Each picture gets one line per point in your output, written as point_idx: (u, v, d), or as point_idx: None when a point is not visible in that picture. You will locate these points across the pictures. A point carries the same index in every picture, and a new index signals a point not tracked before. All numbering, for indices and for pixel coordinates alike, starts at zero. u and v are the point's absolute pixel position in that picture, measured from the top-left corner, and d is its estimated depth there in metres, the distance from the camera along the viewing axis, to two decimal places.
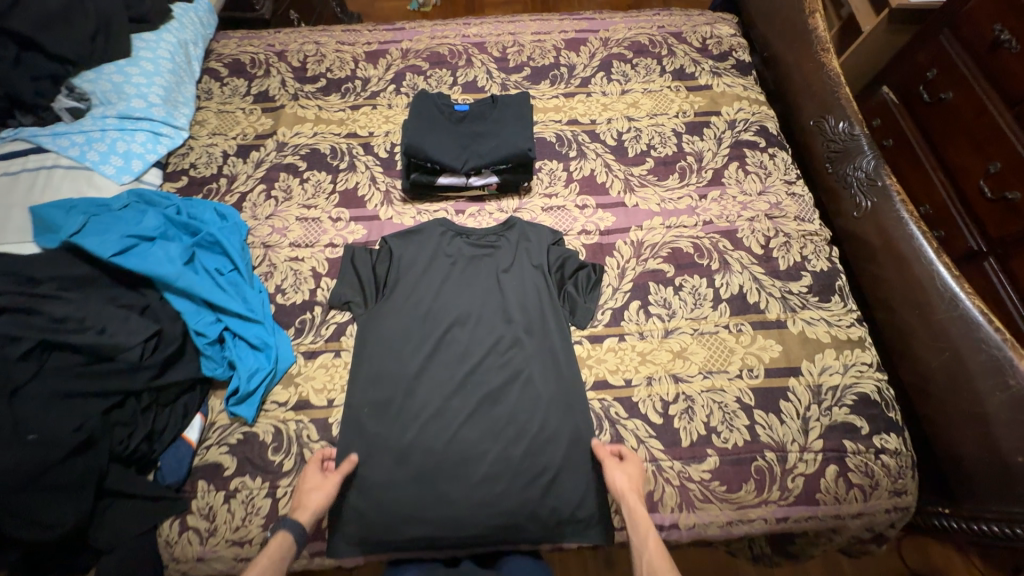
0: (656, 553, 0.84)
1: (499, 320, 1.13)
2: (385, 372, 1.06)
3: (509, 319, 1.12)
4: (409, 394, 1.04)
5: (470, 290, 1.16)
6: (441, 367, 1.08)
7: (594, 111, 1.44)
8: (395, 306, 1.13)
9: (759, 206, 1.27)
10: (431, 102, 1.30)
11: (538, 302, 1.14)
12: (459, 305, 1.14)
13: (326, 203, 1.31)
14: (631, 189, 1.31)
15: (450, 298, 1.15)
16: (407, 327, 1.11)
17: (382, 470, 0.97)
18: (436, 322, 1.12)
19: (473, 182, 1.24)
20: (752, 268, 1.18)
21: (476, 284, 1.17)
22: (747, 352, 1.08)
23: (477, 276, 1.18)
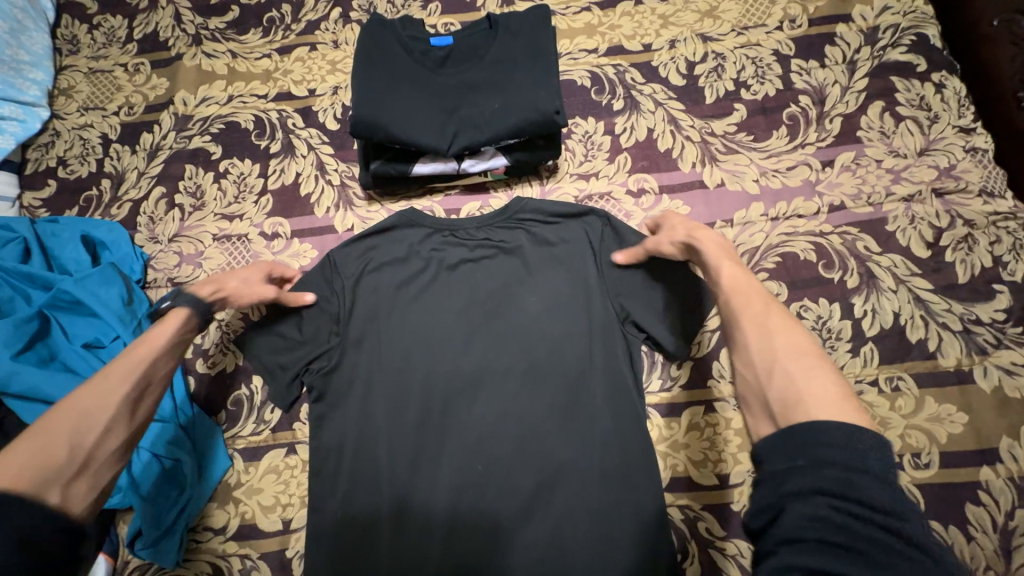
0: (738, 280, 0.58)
1: (524, 388, 0.75)
2: (365, 483, 0.73)
3: (537, 389, 0.75)
4: (403, 514, 0.71)
5: (478, 341, 0.78)
6: (444, 467, 0.73)
7: (649, 30, 0.94)
8: (367, 376, 0.76)
9: (920, 175, 0.81)
10: (390, 33, 0.81)
11: (582, 343, 0.76)
12: (462, 368, 0.77)
13: (256, 209, 0.89)
14: (711, 158, 0.85)
15: (452, 336, 0.78)
16: (391, 389, 0.76)
17: None
18: (430, 395, 0.76)
19: (470, 169, 0.81)
20: (912, 283, 0.75)
21: (483, 332, 0.78)
22: (910, 426, 0.70)
23: (485, 319, 0.79)
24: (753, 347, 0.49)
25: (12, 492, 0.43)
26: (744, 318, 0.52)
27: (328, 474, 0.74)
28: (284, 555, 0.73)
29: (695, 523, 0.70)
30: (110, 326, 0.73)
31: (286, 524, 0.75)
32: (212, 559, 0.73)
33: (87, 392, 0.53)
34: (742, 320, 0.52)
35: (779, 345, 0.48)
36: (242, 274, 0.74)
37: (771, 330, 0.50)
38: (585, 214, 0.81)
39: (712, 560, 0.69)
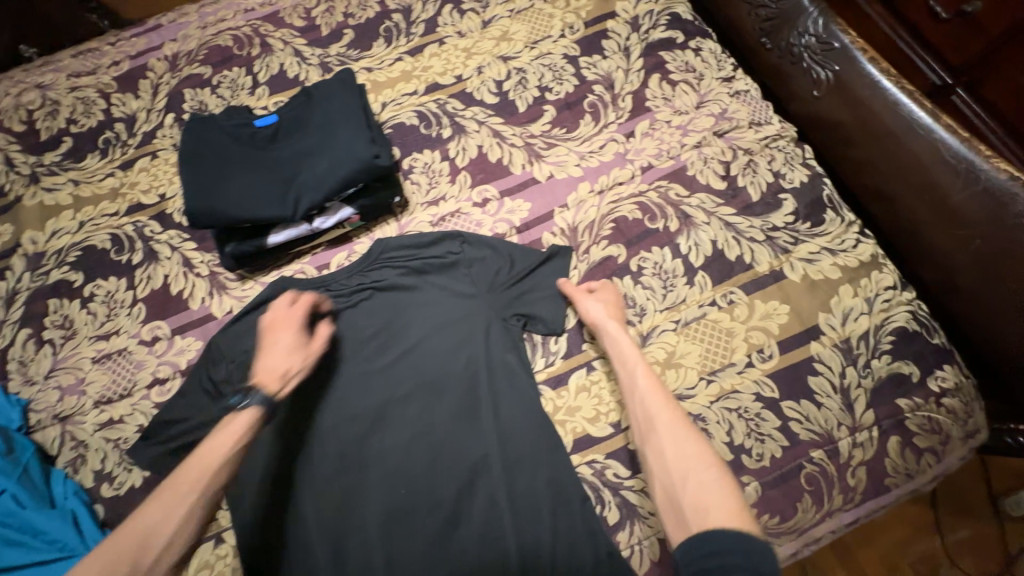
0: (649, 389, 0.71)
1: (427, 406, 0.81)
2: (300, 540, 0.75)
3: (440, 402, 0.81)
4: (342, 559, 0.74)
5: (374, 379, 0.83)
6: (372, 503, 0.77)
7: (457, 63, 1.06)
8: (279, 442, 0.80)
9: (701, 124, 0.96)
10: (214, 128, 0.86)
11: (468, 349, 0.83)
12: (366, 406, 0.81)
13: (130, 321, 0.90)
14: (537, 156, 0.97)
15: (350, 380, 0.83)
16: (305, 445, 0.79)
17: None
18: (343, 441, 0.80)
19: (322, 225, 0.87)
20: (720, 212, 0.89)
21: (377, 369, 0.83)
22: (750, 328, 0.81)
23: (376, 356, 0.84)
24: (672, 459, 0.64)
25: None
26: (660, 429, 0.67)
27: (262, 547, 0.75)
28: None
29: (603, 473, 0.76)
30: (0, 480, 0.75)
31: None
32: None
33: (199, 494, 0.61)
34: (661, 433, 0.67)
35: (686, 458, 0.63)
36: (280, 344, 0.76)
37: (677, 439, 0.65)
38: (441, 235, 0.90)
39: (626, 500, 0.75)
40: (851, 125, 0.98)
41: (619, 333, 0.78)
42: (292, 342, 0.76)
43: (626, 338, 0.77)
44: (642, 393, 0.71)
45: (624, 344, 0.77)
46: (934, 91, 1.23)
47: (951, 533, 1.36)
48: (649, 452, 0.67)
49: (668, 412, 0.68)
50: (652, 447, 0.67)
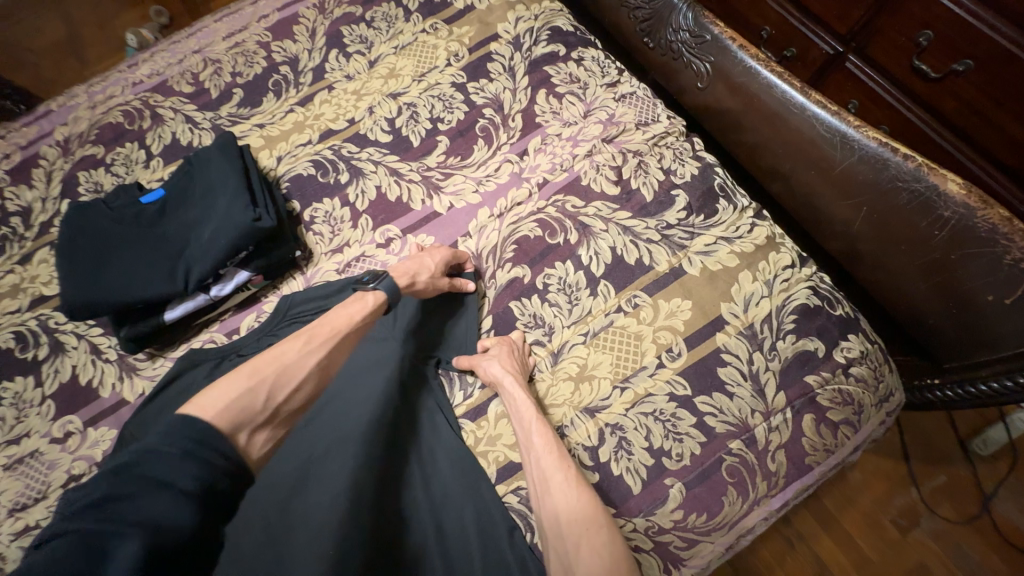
0: (546, 452, 0.71)
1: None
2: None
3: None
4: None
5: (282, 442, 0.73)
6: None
7: (348, 107, 1.06)
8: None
9: (591, 133, 0.97)
10: (94, 212, 0.85)
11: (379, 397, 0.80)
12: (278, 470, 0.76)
13: (41, 420, 0.87)
14: (435, 189, 0.97)
15: None
16: None
17: None
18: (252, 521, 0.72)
19: (221, 292, 0.86)
20: (617, 217, 0.90)
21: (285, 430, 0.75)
22: (657, 329, 0.82)
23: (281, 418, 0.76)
24: (568, 530, 0.65)
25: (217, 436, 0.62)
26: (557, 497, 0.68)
27: None
28: None
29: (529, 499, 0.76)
30: None
31: None
32: None
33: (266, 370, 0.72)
34: (557, 500, 0.67)
35: (580, 524, 0.65)
36: (426, 262, 0.85)
37: (569, 499, 0.67)
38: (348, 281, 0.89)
39: None
40: (738, 110, 1.00)
41: (517, 392, 0.76)
42: (441, 263, 0.86)
43: (525, 397, 0.76)
44: (540, 458, 0.71)
45: (522, 404, 0.76)
46: (828, 61, 1.24)
47: (925, 483, 1.37)
48: (547, 519, 0.68)
49: (563, 477, 0.69)
50: (548, 513, 0.68)
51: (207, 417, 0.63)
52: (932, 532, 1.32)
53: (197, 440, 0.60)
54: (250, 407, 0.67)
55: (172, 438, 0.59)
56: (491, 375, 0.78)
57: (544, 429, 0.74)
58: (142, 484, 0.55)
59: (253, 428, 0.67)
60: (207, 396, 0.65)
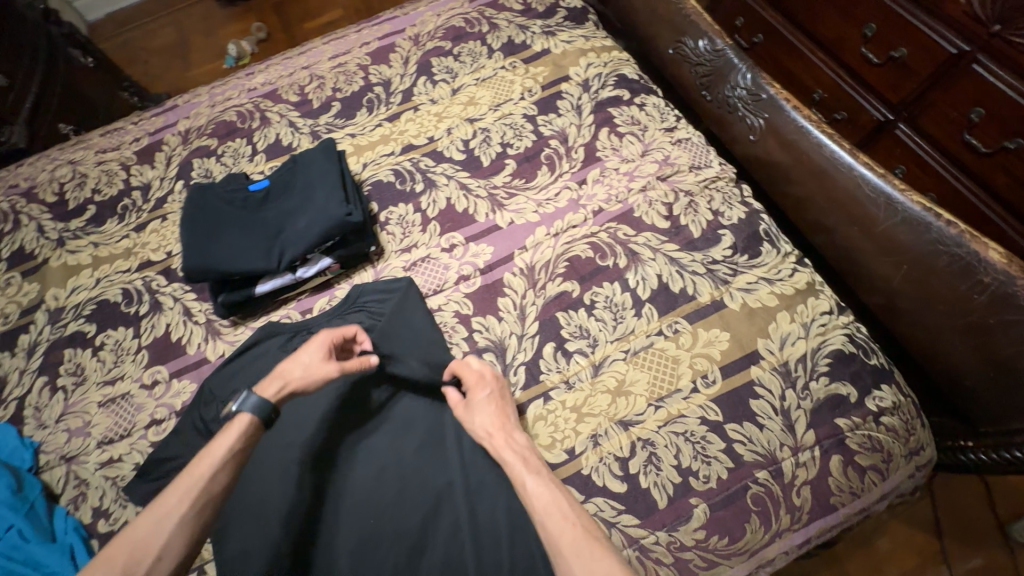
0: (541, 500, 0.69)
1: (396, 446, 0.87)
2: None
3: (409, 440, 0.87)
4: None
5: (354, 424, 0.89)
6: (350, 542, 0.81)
7: (429, 126, 1.19)
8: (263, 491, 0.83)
9: (646, 170, 1.06)
10: (211, 194, 0.99)
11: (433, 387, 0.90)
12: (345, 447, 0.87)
13: (135, 367, 0.99)
14: (498, 205, 1.07)
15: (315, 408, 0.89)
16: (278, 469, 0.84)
17: None
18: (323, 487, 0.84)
19: (304, 275, 0.97)
20: (664, 248, 0.97)
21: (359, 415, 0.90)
22: (694, 355, 0.87)
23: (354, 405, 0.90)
24: None
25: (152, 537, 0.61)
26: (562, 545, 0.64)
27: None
28: None
29: None
30: (7, 517, 0.81)
31: None
32: None
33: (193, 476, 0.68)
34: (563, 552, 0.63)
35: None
36: (301, 360, 0.82)
37: (589, 564, 0.61)
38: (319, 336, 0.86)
39: None
40: (787, 164, 1.07)
41: (500, 444, 0.78)
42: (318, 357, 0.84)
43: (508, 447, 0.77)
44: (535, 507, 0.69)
45: (507, 454, 0.76)
46: (878, 126, 1.30)
47: (958, 563, 1.31)
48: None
49: (560, 523, 0.66)
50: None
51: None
52: None
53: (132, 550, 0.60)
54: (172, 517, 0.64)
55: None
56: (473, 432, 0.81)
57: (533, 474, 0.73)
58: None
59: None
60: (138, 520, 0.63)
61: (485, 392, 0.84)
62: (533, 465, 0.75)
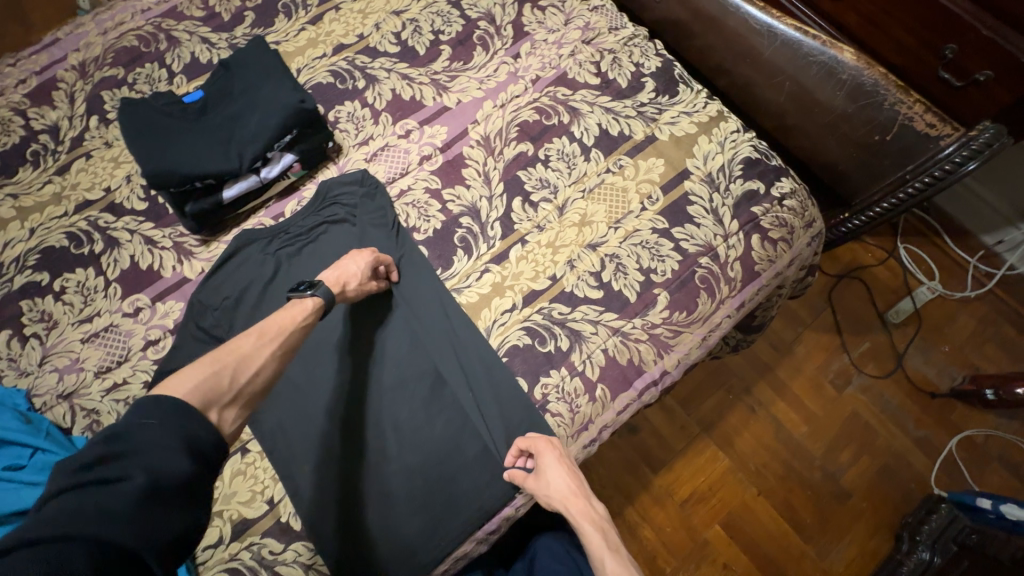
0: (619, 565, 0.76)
1: (388, 343, 0.94)
2: (337, 447, 0.87)
3: (408, 336, 0.94)
4: (363, 486, 0.85)
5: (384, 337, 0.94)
6: (406, 432, 0.88)
7: (356, 24, 1.19)
8: (321, 413, 0.89)
9: (572, 37, 1.16)
10: (145, 107, 0.95)
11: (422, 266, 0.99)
12: (323, 355, 0.93)
13: (109, 301, 0.98)
14: (443, 89, 1.13)
15: None
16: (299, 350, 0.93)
17: (349, 504, 0.84)
18: (322, 397, 0.90)
19: (270, 175, 0.99)
20: (599, 101, 1.10)
21: (390, 322, 0.95)
22: (639, 182, 1.03)
23: (336, 326, 0.95)
24: None
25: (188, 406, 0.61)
26: None
27: (289, 449, 0.88)
28: (282, 522, 0.84)
29: (551, 314, 0.95)
30: (27, 442, 0.83)
31: (271, 501, 0.85)
32: (223, 566, 0.81)
33: (242, 343, 0.71)
34: None
35: None
36: (351, 268, 0.89)
37: None
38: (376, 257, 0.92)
39: (572, 330, 0.94)
40: (688, 20, 1.22)
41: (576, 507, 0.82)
42: (365, 270, 0.90)
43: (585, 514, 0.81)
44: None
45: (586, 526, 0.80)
46: None
47: (854, 348, 1.68)
48: None
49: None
50: None
51: (178, 393, 0.62)
52: (861, 386, 1.63)
53: (174, 413, 0.60)
54: (216, 387, 0.65)
55: (146, 410, 0.59)
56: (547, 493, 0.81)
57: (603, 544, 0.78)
58: (133, 448, 0.56)
59: (223, 406, 0.65)
60: (177, 377, 0.64)
61: (552, 460, 0.83)
62: (610, 537, 0.81)
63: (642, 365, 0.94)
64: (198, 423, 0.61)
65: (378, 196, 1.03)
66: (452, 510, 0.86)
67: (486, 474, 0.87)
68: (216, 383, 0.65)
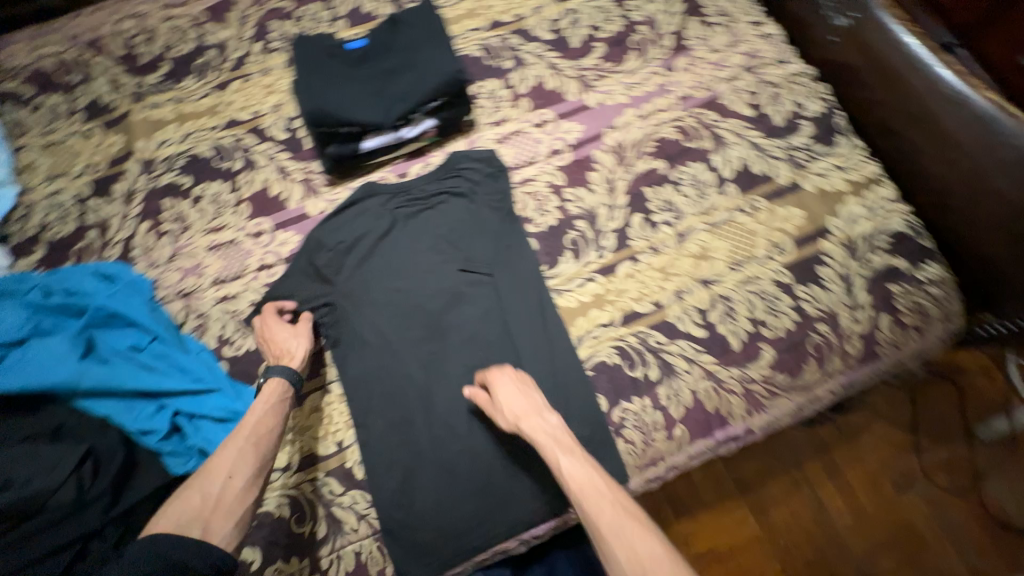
0: (586, 480, 0.72)
1: (477, 325, 0.94)
2: (409, 413, 0.89)
3: (498, 324, 0.94)
4: (425, 456, 0.87)
5: (475, 320, 0.94)
6: (477, 417, 0.89)
7: (516, 4, 1.18)
8: (401, 376, 0.91)
9: (734, 61, 1.10)
10: (314, 48, 1.01)
11: (525, 259, 0.97)
12: (410, 318, 0.94)
13: (237, 218, 1.04)
14: (588, 86, 1.10)
15: (414, 264, 0.98)
16: (392, 310, 0.95)
17: (408, 470, 0.87)
18: (404, 361, 0.92)
19: (409, 135, 1.01)
20: (748, 134, 1.04)
21: (483, 305, 0.95)
22: (771, 229, 0.97)
23: (432, 296, 0.96)
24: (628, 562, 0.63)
25: (167, 530, 0.66)
26: (609, 539, 0.66)
27: (365, 401, 0.91)
28: (346, 467, 0.87)
29: (646, 340, 0.92)
30: (150, 328, 0.86)
31: (340, 445, 0.89)
32: (285, 492, 0.87)
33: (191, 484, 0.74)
34: (610, 542, 0.66)
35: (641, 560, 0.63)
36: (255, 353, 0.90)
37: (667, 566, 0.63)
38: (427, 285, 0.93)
39: (665, 362, 0.91)
40: None
41: (535, 419, 0.79)
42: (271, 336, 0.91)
43: (548, 431, 0.78)
44: (572, 487, 0.72)
45: (544, 433, 0.77)
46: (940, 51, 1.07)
47: None
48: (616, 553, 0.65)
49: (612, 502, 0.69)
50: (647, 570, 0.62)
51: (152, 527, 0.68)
52: None
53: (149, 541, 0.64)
54: (192, 509, 0.68)
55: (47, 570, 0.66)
56: (502, 414, 0.81)
57: (560, 454, 0.75)
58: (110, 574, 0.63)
59: (206, 520, 0.68)
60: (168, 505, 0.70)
61: (506, 378, 0.84)
62: (565, 443, 0.77)
63: (728, 417, 0.89)
64: (175, 542, 0.64)
65: (500, 180, 1.03)
66: (503, 504, 0.86)
67: (535, 480, 0.86)
68: (189, 504, 0.69)
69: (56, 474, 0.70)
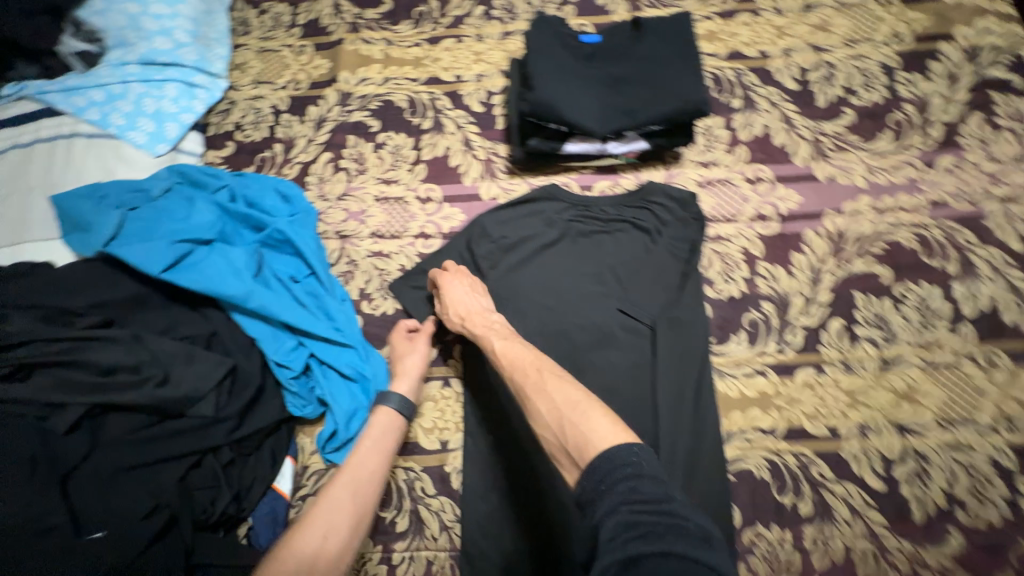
0: (528, 359, 0.65)
1: (621, 374, 0.83)
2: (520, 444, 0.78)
3: (646, 382, 0.83)
4: (524, 499, 0.76)
5: (621, 368, 0.84)
6: None
7: (765, 39, 1.05)
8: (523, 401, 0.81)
9: (1015, 180, 0.91)
10: (549, 30, 0.93)
11: (694, 322, 0.86)
12: (551, 341, 0.86)
13: (410, 177, 1.02)
14: (822, 155, 0.96)
15: (571, 285, 0.89)
16: (534, 327, 0.87)
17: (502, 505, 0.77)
18: None
19: (613, 150, 0.92)
20: (1007, 273, 0.85)
21: (636, 356, 0.84)
22: (1005, 396, 0.79)
23: (580, 325, 0.87)
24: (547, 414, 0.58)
25: None
26: (528, 392, 0.61)
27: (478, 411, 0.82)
28: (444, 470, 0.83)
29: (808, 468, 0.79)
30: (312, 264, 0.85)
31: (443, 445, 0.85)
32: None
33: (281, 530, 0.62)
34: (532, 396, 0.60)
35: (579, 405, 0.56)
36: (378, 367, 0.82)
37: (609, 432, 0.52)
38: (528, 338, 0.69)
39: (823, 500, 0.77)
40: None
41: (477, 310, 0.78)
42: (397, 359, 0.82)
43: (485, 320, 0.76)
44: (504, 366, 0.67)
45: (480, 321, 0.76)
46: None
47: None
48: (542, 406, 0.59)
49: (552, 375, 0.62)
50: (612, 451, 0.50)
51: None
52: None
53: None
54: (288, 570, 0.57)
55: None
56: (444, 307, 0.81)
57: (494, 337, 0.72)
58: None
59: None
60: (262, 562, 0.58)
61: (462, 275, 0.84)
62: (503, 332, 0.74)
63: None
64: None
65: (692, 225, 0.91)
66: None
67: None
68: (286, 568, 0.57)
69: (204, 385, 0.70)
